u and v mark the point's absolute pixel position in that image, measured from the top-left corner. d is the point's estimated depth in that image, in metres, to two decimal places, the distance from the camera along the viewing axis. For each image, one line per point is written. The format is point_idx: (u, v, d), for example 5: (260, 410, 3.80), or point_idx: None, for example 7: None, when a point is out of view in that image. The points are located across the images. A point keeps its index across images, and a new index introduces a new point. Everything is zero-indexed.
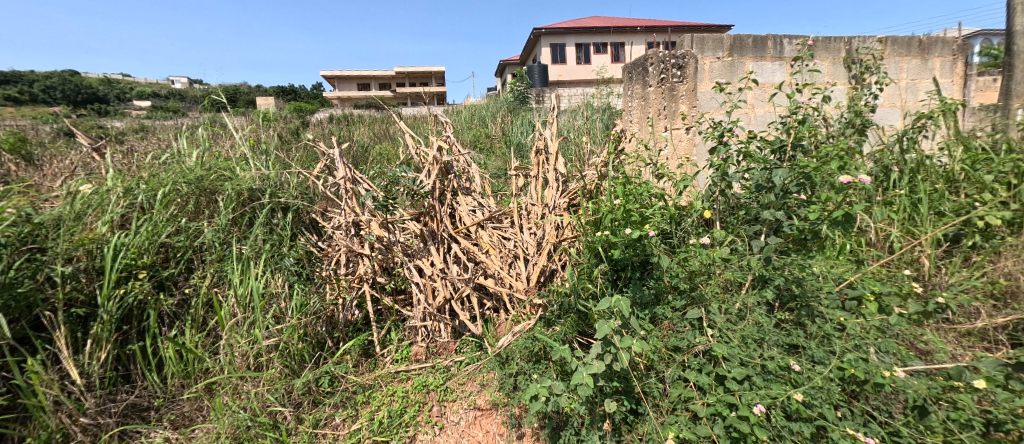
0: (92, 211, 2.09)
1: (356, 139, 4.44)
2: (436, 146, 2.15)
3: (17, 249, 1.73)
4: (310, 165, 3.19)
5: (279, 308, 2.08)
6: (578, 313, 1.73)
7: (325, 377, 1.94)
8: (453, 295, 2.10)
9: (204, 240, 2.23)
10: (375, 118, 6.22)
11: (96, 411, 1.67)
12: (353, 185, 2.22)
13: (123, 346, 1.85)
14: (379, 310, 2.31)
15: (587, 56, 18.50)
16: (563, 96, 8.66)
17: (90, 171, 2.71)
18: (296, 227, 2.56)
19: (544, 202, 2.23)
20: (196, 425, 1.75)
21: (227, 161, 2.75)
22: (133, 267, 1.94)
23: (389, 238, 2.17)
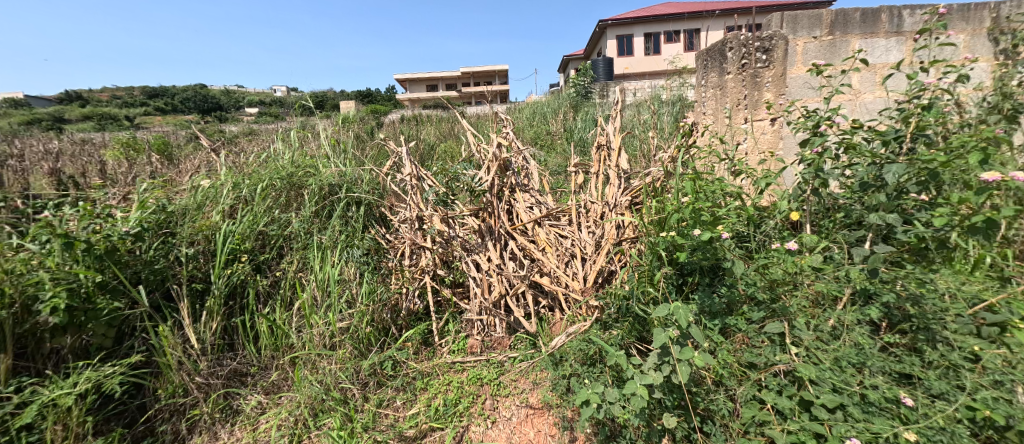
0: (209, 203, 2.33)
1: (423, 137, 4.58)
2: (496, 142, 2.15)
3: (155, 233, 1.99)
4: (382, 161, 3.33)
5: (352, 293, 2.19)
6: (637, 317, 1.64)
7: (389, 361, 2.01)
8: (509, 291, 2.10)
9: (293, 229, 2.40)
10: (442, 117, 6.43)
11: (208, 372, 1.85)
12: (418, 182, 2.28)
13: (229, 319, 2.07)
14: (439, 301, 2.36)
15: (657, 46, 17.71)
16: (629, 90, 8.36)
17: (206, 168, 3.07)
18: (367, 220, 2.67)
19: (605, 200, 2.11)
20: (278, 394, 1.89)
21: (313, 159, 2.96)
22: (238, 251, 2.15)
23: (448, 233, 2.19)
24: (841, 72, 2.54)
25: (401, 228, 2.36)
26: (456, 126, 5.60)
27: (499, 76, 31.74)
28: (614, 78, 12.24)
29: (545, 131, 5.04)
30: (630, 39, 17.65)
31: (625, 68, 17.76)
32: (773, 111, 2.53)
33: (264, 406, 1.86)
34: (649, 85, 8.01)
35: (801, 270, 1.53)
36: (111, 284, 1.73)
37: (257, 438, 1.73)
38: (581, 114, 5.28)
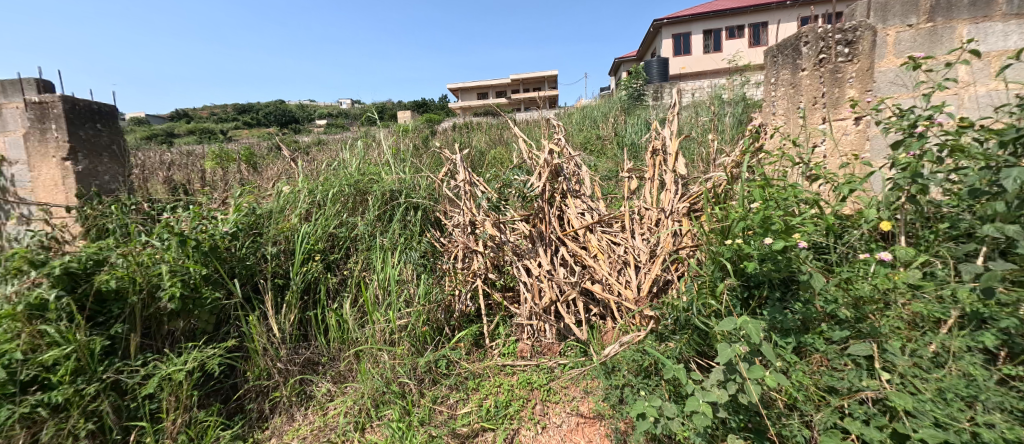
0: (289, 207, 2.53)
1: (475, 144, 4.65)
2: (548, 148, 2.16)
3: (247, 233, 2.21)
4: (438, 168, 3.42)
5: (410, 293, 2.26)
6: (699, 330, 1.56)
7: (443, 360, 2.05)
8: (559, 298, 2.06)
9: (358, 232, 2.52)
10: (495, 124, 6.54)
11: (287, 358, 2.00)
12: (470, 188, 2.33)
13: (304, 312, 2.22)
14: (490, 304, 2.38)
15: (717, 43, 16.87)
16: (686, 90, 8.03)
17: (286, 176, 3.32)
18: (423, 224, 2.76)
19: (660, 207, 2.03)
20: (345, 384, 2.00)
21: (376, 166, 3.12)
22: (311, 251, 2.30)
23: (500, 238, 2.20)
24: (944, 63, 2.29)
25: (453, 232, 2.39)
26: (506, 132, 5.65)
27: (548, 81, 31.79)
28: (671, 80, 11.79)
29: (596, 135, 4.94)
30: (686, 38, 16.99)
31: (682, 68, 17.07)
32: (858, 110, 2.29)
33: (333, 395, 1.97)
34: (708, 85, 7.63)
35: (893, 287, 1.39)
36: (212, 275, 1.93)
37: (326, 424, 1.83)
38: (633, 117, 5.15)
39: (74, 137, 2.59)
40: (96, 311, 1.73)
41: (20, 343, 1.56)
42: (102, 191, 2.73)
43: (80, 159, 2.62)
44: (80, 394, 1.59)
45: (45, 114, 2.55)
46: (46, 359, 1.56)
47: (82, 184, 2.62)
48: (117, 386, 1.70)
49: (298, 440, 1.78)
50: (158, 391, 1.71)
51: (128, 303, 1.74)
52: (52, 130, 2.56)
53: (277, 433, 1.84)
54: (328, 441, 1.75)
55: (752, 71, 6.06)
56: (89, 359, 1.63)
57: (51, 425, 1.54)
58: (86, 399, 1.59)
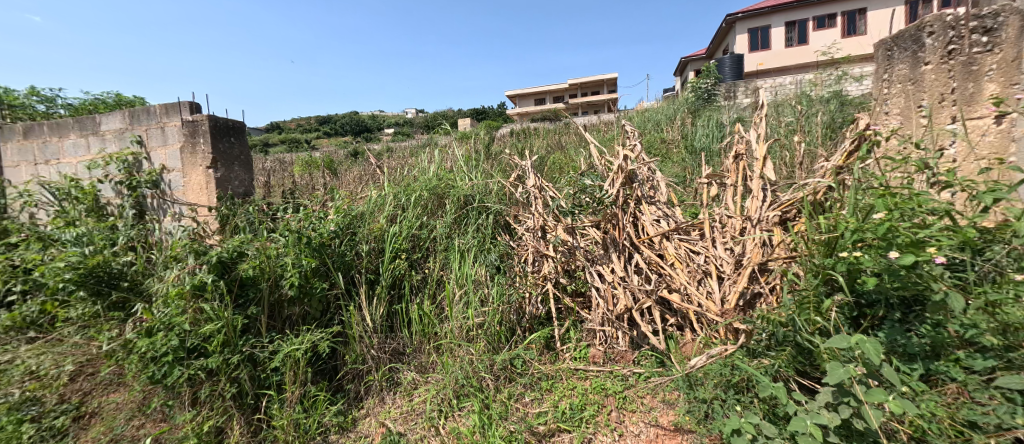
0: (377, 210, 2.76)
1: (542, 148, 4.73)
2: (622, 154, 2.13)
3: (346, 232, 2.49)
4: (507, 172, 3.50)
5: (485, 293, 2.42)
6: (801, 348, 1.46)
7: (517, 359, 2.15)
8: (634, 305, 2.02)
9: (437, 233, 2.75)
10: (559, 127, 6.59)
11: (379, 346, 2.25)
12: (540, 193, 2.47)
13: (391, 306, 2.46)
14: (560, 308, 2.44)
15: (802, 35, 15.61)
16: (765, 88, 7.55)
17: (370, 181, 3.59)
18: (494, 227, 2.89)
19: (746, 215, 1.92)
20: (427, 374, 2.20)
21: (452, 172, 3.29)
22: (398, 250, 2.55)
23: (572, 242, 2.25)
24: None
25: (524, 235, 2.51)
26: (566, 136, 5.66)
27: (609, 85, 31.27)
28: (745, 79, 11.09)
29: (659, 139, 4.78)
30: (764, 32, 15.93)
31: (760, 63, 15.96)
32: (1001, 107, 1.99)
33: (416, 383, 2.16)
34: (791, 82, 7.10)
35: None
36: (320, 268, 2.26)
37: (412, 409, 2.01)
38: (703, 117, 4.96)
39: (216, 150, 2.98)
40: (240, 294, 2.08)
41: (189, 316, 1.88)
42: (235, 195, 3.10)
43: (219, 167, 2.99)
44: (227, 363, 1.90)
45: (196, 130, 2.95)
46: (205, 331, 1.87)
47: (221, 189, 3.00)
48: (252, 358, 2.00)
49: (390, 420, 1.97)
50: (283, 365, 2.00)
51: (261, 289, 2.09)
52: (200, 144, 2.95)
53: (371, 413, 2.05)
54: (415, 426, 1.92)
55: (848, 65, 5.54)
56: (234, 334, 1.95)
57: (207, 386, 1.87)
58: (231, 367, 1.90)
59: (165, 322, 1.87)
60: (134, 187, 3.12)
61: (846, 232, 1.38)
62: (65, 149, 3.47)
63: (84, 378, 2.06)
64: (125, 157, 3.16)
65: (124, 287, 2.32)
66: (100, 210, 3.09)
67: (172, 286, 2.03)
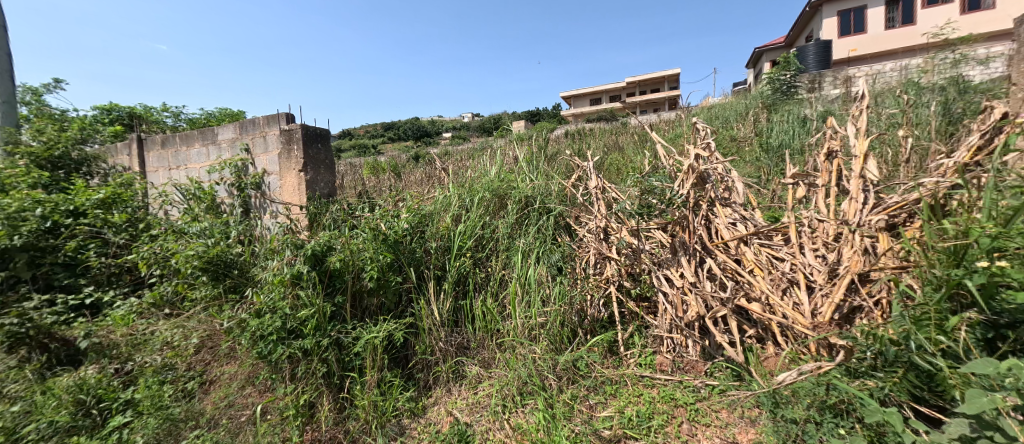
0: (443, 211, 2.89)
1: (603, 146, 4.67)
2: (694, 153, 2.03)
3: (416, 229, 2.67)
4: (567, 173, 3.46)
5: (547, 294, 2.47)
6: (918, 370, 1.32)
7: (581, 361, 2.19)
8: (707, 313, 1.90)
9: (500, 233, 2.82)
10: (619, 125, 6.47)
11: (445, 339, 2.41)
12: (602, 194, 2.45)
13: (457, 301, 2.58)
14: (624, 313, 2.42)
15: (909, 15, 13.74)
16: (859, 76, 6.82)
17: (435, 182, 3.74)
18: (555, 229, 2.91)
19: (841, 219, 1.76)
20: (491, 369, 2.31)
21: (513, 173, 3.34)
22: (463, 249, 2.66)
23: (637, 245, 2.21)
24: None
25: (586, 237, 2.52)
26: (626, 135, 5.55)
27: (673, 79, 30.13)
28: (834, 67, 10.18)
29: (729, 137, 4.46)
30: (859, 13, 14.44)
31: (851, 49, 14.62)
32: None
33: (481, 377, 2.29)
34: (893, 69, 6.35)
35: None
36: (395, 263, 2.46)
37: (478, 401, 2.14)
38: (780, 112, 4.64)
39: (306, 154, 3.21)
40: (330, 287, 2.32)
41: (289, 302, 2.14)
42: (321, 196, 3.33)
43: (309, 170, 3.22)
44: (319, 345, 2.13)
45: (291, 138, 3.21)
46: (301, 315, 2.10)
47: (310, 189, 3.23)
48: (338, 343, 2.22)
49: (458, 410, 2.11)
50: (363, 351, 2.20)
51: (346, 280, 2.31)
52: (294, 150, 3.21)
53: (439, 402, 2.22)
54: (481, 417, 2.04)
55: (966, 46, 4.82)
56: (324, 319, 2.18)
57: (303, 363, 2.11)
58: (322, 349, 2.13)
59: (270, 305, 2.13)
60: (242, 188, 3.51)
61: (983, 241, 1.20)
62: (191, 157, 3.93)
63: (205, 350, 2.43)
64: (237, 162, 3.52)
65: (235, 274, 2.66)
66: (216, 207, 3.47)
67: (275, 274, 2.29)
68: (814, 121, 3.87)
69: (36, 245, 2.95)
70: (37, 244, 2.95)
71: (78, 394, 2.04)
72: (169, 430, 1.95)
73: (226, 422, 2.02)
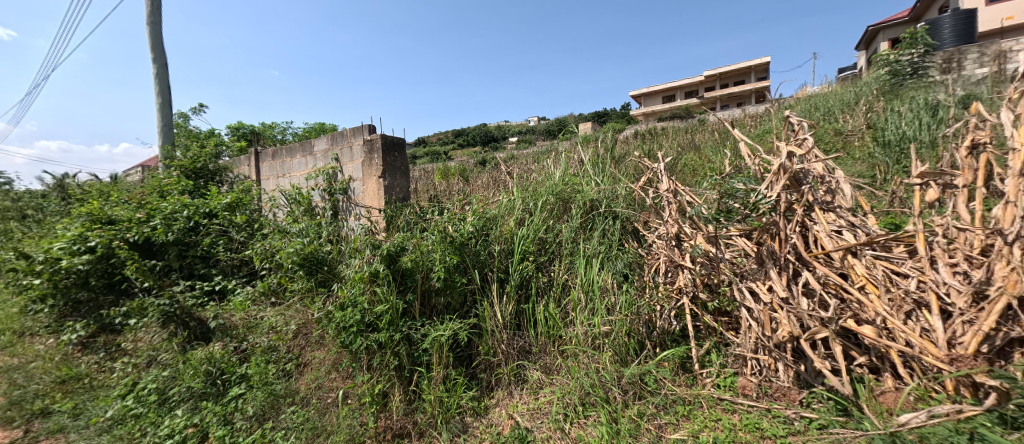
0: (506, 214, 2.86)
1: (678, 145, 4.38)
2: (786, 151, 1.77)
3: (480, 232, 2.66)
4: (636, 175, 3.25)
5: (612, 302, 2.34)
6: None
7: (649, 376, 2.03)
8: (802, 334, 1.65)
9: (564, 237, 2.72)
10: (696, 123, 6.04)
11: (507, 342, 2.36)
12: (675, 197, 2.26)
13: (519, 304, 2.52)
14: (699, 327, 2.20)
15: None
16: (1013, 52, 5.60)
17: (500, 186, 3.72)
18: (622, 234, 2.77)
19: (994, 229, 1.46)
20: (552, 375, 2.24)
21: (577, 177, 3.21)
22: (526, 252, 2.59)
23: (715, 254, 1.99)
24: None
25: (656, 243, 2.34)
26: (703, 133, 5.16)
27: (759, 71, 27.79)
28: None
29: (833, 131, 3.93)
30: None
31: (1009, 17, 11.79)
32: None
33: (542, 383, 2.22)
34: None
35: None
36: (460, 265, 2.46)
37: (539, 407, 2.08)
38: (898, 101, 4.00)
39: (385, 162, 3.34)
40: (403, 284, 2.37)
41: (367, 297, 2.23)
42: (397, 200, 3.44)
43: (386, 176, 3.35)
44: (392, 339, 2.19)
45: (373, 147, 3.38)
46: (378, 310, 2.18)
47: (387, 195, 3.35)
48: (409, 338, 2.26)
49: (518, 414, 2.07)
50: (431, 347, 2.22)
51: (416, 279, 2.35)
52: (375, 158, 3.36)
53: (501, 404, 2.19)
54: (541, 424, 1.99)
55: None
56: (397, 315, 2.24)
57: (378, 356, 2.19)
58: (394, 343, 2.19)
59: (352, 300, 2.23)
60: (332, 193, 3.70)
61: None
62: (293, 166, 4.28)
63: (301, 336, 2.62)
64: (328, 170, 3.77)
65: (325, 270, 2.71)
66: (312, 211, 3.57)
67: (357, 271, 2.38)
68: (949, 108, 3.23)
69: (183, 240, 3.38)
70: (184, 239, 3.39)
71: (208, 366, 2.40)
72: (273, 403, 2.20)
73: (316, 401, 2.19)
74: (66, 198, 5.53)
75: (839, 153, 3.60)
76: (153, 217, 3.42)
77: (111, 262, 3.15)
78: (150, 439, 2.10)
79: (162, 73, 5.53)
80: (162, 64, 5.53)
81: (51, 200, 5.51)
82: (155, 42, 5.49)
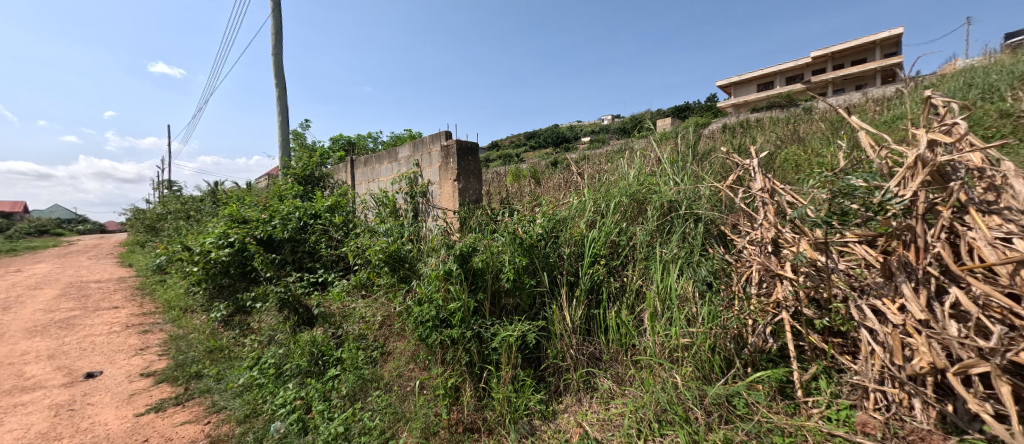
0: (577, 216, 2.72)
1: (778, 139, 3.90)
2: (927, 139, 1.49)
3: (549, 235, 2.55)
4: (723, 173, 2.93)
5: (693, 312, 2.12)
6: None
7: (738, 399, 1.79)
8: (950, 367, 1.34)
9: (638, 240, 2.52)
10: (801, 113, 5.35)
11: (577, 347, 2.23)
12: (772, 197, 1.99)
13: (589, 309, 2.38)
14: (803, 347, 1.89)
15: None
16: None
17: (570, 188, 3.57)
18: (706, 238, 2.49)
19: None
20: (624, 386, 2.07)
21: (653, 177, 2.97)
22: (597, 255, 2.43)
23: (826, 263, 1.72)
24: None
25: (747, 249, 2.08)
26: (809, 124, 4.54)
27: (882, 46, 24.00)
28: None
29: (994, 114, 3.19)
30: None
31: None
32: None
33: (613, 393, 2.06)
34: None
35: None
36: (529, 266, 2.37)
37: (610, 419, 1.93)
38: None
39: (459, 165, 3.37)
40: (474, 283, 2.34)
41: (441, 294, 2.23)
42: (471, 202, 3.46)
43: (460, 179, 3.38)
44: (464, 336, 2.16)
45: (448, 152, 3.43)
46: (451, 307, 2.17)
47: (461, 197, 3.38)
48: (479, 336, 2.22)
49: (588, 423, 1.93)
50: (500, 347, 2.16)
51: (487, 279, 2.31)
52: (450, 162, 3.42)
53: (569, 411, 2.06)
54: (612, 437, 1.83)
55: None
56: (468, 313, 2.22)
57: (451, 351, 2.19)
58: (465, 340, 2.16)
59: (428, 296, 2.25)
60: (413, 196, 3.82)
61: None
62: (382, 171, 4.49)
63: (386, 327, 2.66)
64: (410, 174, 3.89)
65: (406, 268, 2.77)
66: (396, 212, 3.71)
67: (433, 269, 2.40)
68: None
69: (295, 237, 3.75)
70: (296, 236, 3.76)
71: (310, 347, 2.62)
72: (361, 386, 2.34)
73: (397, 388, 2.26)
74: (214, 203, 6.56)
75: (1004, 139, 2.89)
76: (273, 217, 3.85)
77: (245, 255, 3.57)
78: (268, 406, 2.36)
79: (281, 92, 6.16)
80: (281, 86, 6.16)
81: (207, 203, 6.64)
82: (277, 69, 6.13)
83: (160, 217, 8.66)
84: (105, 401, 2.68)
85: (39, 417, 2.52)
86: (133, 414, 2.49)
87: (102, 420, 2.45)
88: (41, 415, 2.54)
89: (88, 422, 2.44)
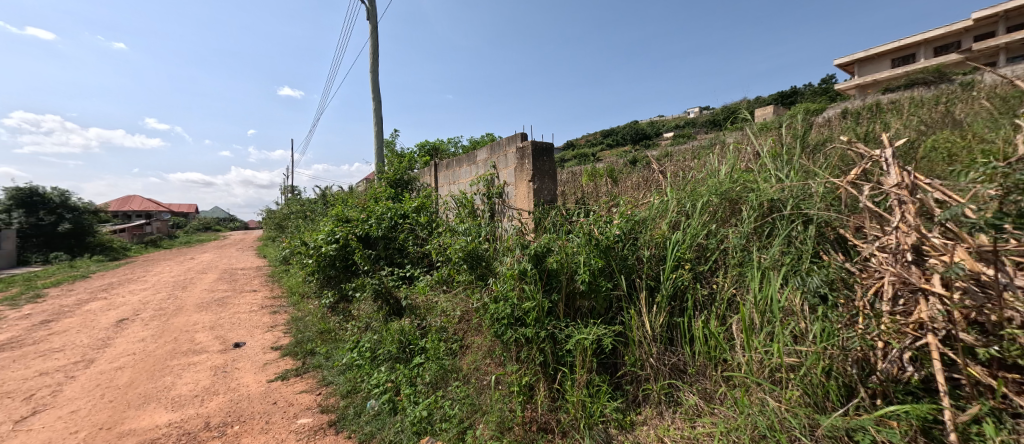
0: (658, 217, 2.50)
1: (917, 123, 3.24)
2: None
3: (628, 236, 2.37)
4: (841, 166, 2.49)
5: (799, 328, 1.82)
6: None
7: (863, 435, 1.45)
8: None
9: (730, 244, 2.24)
10: (953, 92, 4.40)
11: (658, 357, 2.03)
12: (912, 194, 1.63)
13: (671, 317, 2.16)
14: (955, 382, 1.50)
15: None
16: None
17: (652, 187, 3.32)
18: (819, 243, 2.13)
19: None
20: (714, 404, 1.83)
21: (750, 173, 2.63)
22: (682, 259, 2.20)
23: (996, 278, 1.34)
24: None
25: (877, 257, 1.72)
26: (965, 105, 3.71)
27: None
28: None
29: None
30: None
31: None
32: None
33: (700, 411, 1.83)
34: None
35: None
36: (605, 268, 2.21)
37: (696, 438, 1.71)
38: None
39: (535, 166, 3.30)
40: (548, 283, 2.24)
41: (516, 293, 2.17)
42: (547, 202, 3.36)
43: (535, 179, 3.29)
44: (537, 336, 2.07)
45: (524, 153, 3.39)
46: (525, 306, 2.09)
47: (536, 197, 3.30)
48: (553, 337, 2.12)
49: (671, 440, 1.74)
50: (575, 349, 2.04)
51: (562, 280, 2.20)
52: (525, 163, 3.36)
53: (650, 424, 1.88)
54: None
55: None
56: (543, 313, 2.12)
57: (524, 350, 2.11)
58: (539, 340, 2.08)
59: (504, 294, 2.19)
60: (490, 197, 3.88)
61: None
62: (461, 173, 4.60)
63: (465, 321, 2.65)
64: (487, 176, 3.93)
65: (483, 266, 2.73)
66: (474, 212, 3.86)
67: (509, 268, 2.35)
68: None
69: (388, 235, 3.95)
70: (388, 233, 3.96)
71: (399, 336, 2.70)
72: (443, 376, 2.34)
73: (474, 381, 2.23)
74: (326, 203, 7.26)
75: None
76: (370, 217, 4.11)
77: (348, 250, 3.89)
78: (366, 385, 2.51)
79: (377, 100, 6.58)
80: (377, 95, 6.59)
81: (320, 203, 7.39)
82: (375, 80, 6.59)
83: (285, 216, 9.86)
84: (248, 366, 3.06)
85: (203, 375, 2.93)
86: (266, 380, 2.83)
87: (245, 382, 2.81)
88: (206, 373, 2.96)
89: (236, 383, 2.80)
